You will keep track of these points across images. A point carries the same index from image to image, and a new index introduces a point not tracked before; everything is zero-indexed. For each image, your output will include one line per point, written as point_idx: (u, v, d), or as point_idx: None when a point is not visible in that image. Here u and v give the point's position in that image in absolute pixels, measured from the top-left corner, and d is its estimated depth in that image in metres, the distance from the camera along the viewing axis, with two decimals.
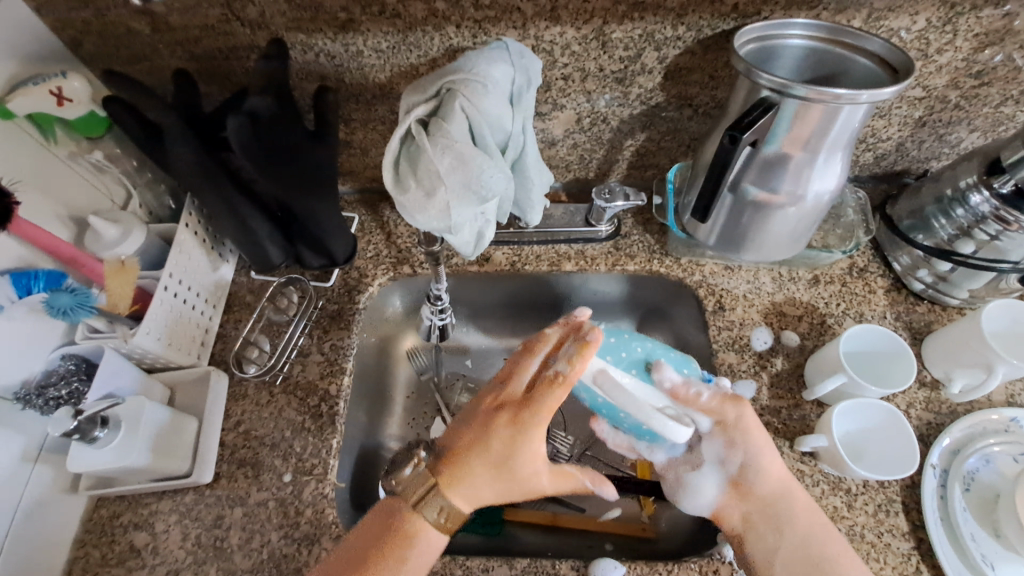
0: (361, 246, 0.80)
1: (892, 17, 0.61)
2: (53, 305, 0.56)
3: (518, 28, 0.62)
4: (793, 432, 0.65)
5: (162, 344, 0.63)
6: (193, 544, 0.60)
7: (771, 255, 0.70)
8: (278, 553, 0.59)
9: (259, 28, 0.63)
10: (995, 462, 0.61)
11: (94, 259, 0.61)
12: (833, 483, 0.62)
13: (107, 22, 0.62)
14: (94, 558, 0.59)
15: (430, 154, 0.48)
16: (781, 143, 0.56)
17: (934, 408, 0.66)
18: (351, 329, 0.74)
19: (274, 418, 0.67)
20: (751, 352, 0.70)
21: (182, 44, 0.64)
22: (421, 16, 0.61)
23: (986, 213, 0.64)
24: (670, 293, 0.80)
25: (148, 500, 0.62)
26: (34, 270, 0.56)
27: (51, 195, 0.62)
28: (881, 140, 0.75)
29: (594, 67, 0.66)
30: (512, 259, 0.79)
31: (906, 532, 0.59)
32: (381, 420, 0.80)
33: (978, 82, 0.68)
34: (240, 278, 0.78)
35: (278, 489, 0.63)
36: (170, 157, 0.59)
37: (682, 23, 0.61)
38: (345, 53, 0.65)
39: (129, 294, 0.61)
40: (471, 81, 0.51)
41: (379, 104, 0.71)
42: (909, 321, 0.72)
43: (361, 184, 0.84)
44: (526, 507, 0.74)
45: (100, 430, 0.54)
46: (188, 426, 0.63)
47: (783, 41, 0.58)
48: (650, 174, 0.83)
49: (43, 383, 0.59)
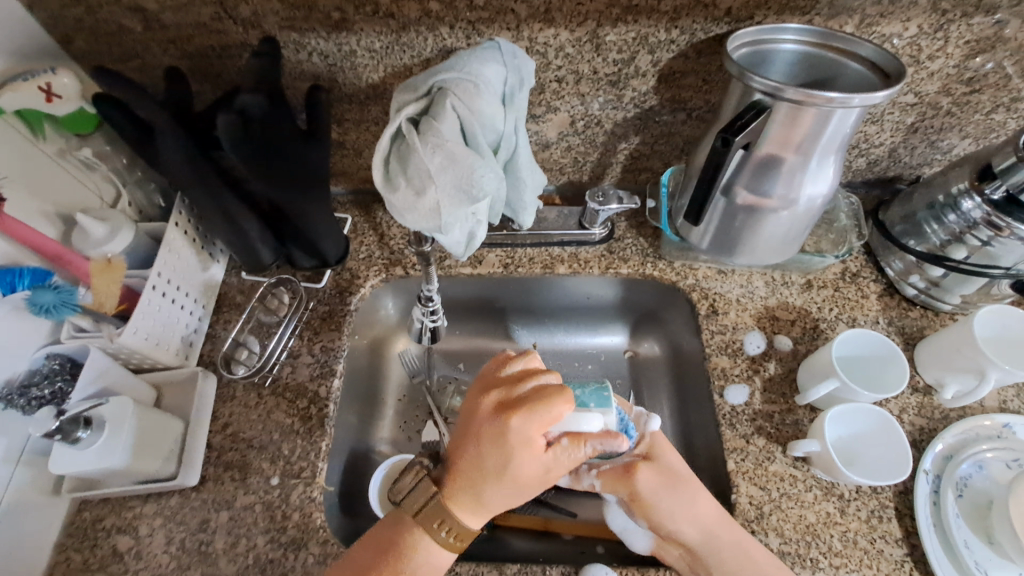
0: (354, 247, 0.80)
1: (884, 23, 0.61)
2: (35, 303, 0.55)
3: (512, 30, 0.62)
4: (786, 438, 0.64)
5: (150, 344, 0.63)
6: (178, 549, 0.59)
7: (763, 259, 0.70)
8: (264, 557, 0.58)
9: (251, 27, 0.62)
10: (988, 468, 0.61)
11: (81, 257, 0.60)
12: (826, 489, 0.61)
13: (98, 20, 0.62)
14: (76, 562, 0.58)
15: (421, 153, 0.48)
16: (773, 147, 0.56)
17: (927, 413, 0.66)
18: (342, 331, 0.74)
19: (263, 420, 0.66)
20: (744, 356, 0.70)
21: (174, 42, 0.64)
22: (415, 16, 0.61)
23: (978, 218, 0.64)
24: (664, 296, 0.80)
25: (133, 503, 0.61)
26: (19, 268, 0.55)
27: (37, 191, 0.61)
28: (874, 146, 0.76)
29: (588, 70, 0.66)
30: (505, 261, 0.78)
31: (900, 539, 0.59)
32: (372, 423, 0.79)
33: (969, 89, 0.68)
34: (230, 278, 0.77)
35: (266, 493, 0.62)
36: (160, 153, 0.58)
37: (675, 26, 0.61)
38: (338, 53, 0.65)
39: (115, 294, 0.59)
40: (463, 81, 0.51)
41: (372, 104, 0.71)
42: (901, 327, 0.72)
43: (354, 184, 0.84)
44: (518, 510, 0.73)
45: (83, 431, 0.53)
46: (174, 428, 0.62)
47: (775, 45, 0.58)
48: (644, 177, 0.82)
49: (26, 383, 0.58)
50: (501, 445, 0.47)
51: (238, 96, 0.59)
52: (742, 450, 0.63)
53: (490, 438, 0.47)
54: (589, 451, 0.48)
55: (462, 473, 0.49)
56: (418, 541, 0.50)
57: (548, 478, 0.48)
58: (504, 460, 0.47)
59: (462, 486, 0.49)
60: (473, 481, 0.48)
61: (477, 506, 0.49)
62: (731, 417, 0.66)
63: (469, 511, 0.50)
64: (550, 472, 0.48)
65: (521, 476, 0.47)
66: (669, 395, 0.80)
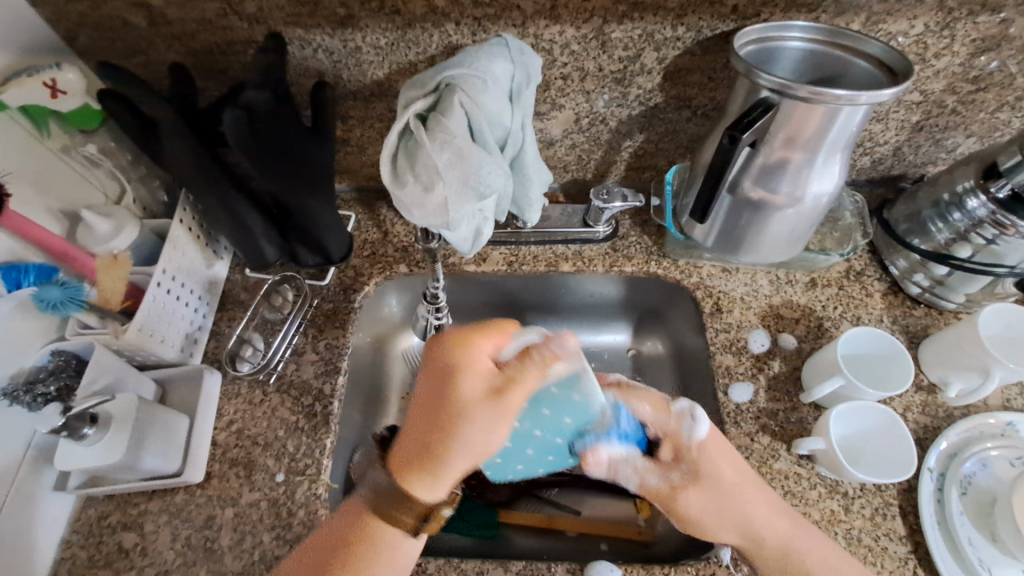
0: (358, 244, 0.80)
1: (890, 21, 0.61)
2: (41, 299, 0.55)
3: (518, 26, 0.62)
4: (790, 436, 0.64)
5: (154, 341, 0.63)
6: (184, 545, 0.59)
7: (768, 257, 0.70)
8: (269, 554, 0.58)
9: (256, 23, 0.62)
10: (992, 466, 0.61)
11: (85, 253, 0.59)
12: (830, 487, 0.61)
13: (103, 15, 0.61)
14: (82, 559, 0.58)
15: (429, 150, 0.48)
16: (780, 145, 0.56)
17: (931, 411, 0.66)
18: (346, 328, 0.73)
19: (267, 417, 0.66)
20: (749, 354, 0.70)
21: (179, 38, 0.64)
22: (421, 12, 0.61)
23: (983, 217, 0.64)
24: (668, 294, 0.80)
25: (138, 500, 0.61)
26: (24, 264, 0.56)
27: (42, 187, 0.60)
28: (879, 144, 0.76)
29: (594, 67, 0.66)
30: (509, 258, 0.78)
31: (904, 536, 0.59)
32: (376, 421, 0.79)
33: (975, 87, 0.68)
34: (235, 276, 0.77)
35: (271, 489, 0.62)
36: (166, 150, 0.58)
37: (681, 23, 0.61)
38: (343, 49, 0.64)
39: (120, 289, 0.59)
40: (470, 77, 0.51)
41: (377, 101, 0.71)
42: (906, 325, 0.72)
43: (358, 182, 0.84)
44: (521, 508, 0.73)
45: (89, 428, 0.53)
46: (179, 425, 0.61)
47: (782, 43, 0.58)
48: (648, 175, 0.82)
49: (32, 380, 0.58)
50: (444, 374, 0.46)
51: (242, 93, 0.59)
52: (747, 448, 0.63)
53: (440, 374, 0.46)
54: (539, 362, 0.45)
55: (414, 426, 0.47)
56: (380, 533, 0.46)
57: (493, 417, 0.44)
58: (447, 386, 0.45)
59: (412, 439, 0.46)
60: (420, 429, 0.46)
61: (425, 464, 0.45)
62: (736, 415, 0.66)
63: (417, 471, 0.45)
64: (486, 400, 0.44)
65: (457, 406, 0.44)
66: (672, 393, 0.80)
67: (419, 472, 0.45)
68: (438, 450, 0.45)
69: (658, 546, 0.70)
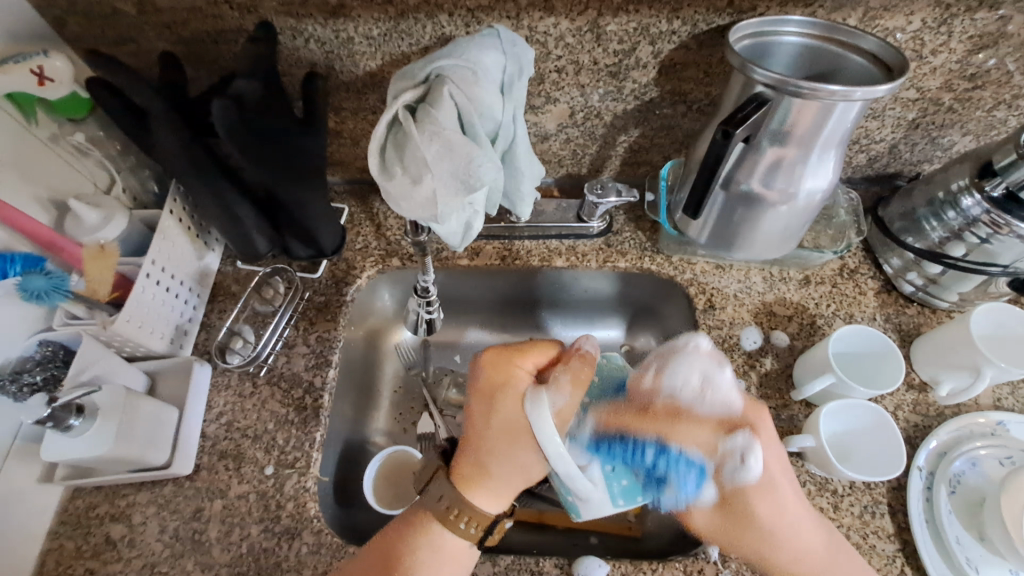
0: (350, 237, 0.79)
1: (887, 17, 0.61)
2: (26, 289, 0.54)
3: (512, 18, 0.61)
4: (780, 433, 0.64)
5: (143, 333, 0.62)
6: (172, 537, 0.59)
7: (762, 253, 0.70)
8: (257, 546, 0.58)
9: (247, 12, 0.61)
10: (981, 465, 0.61)
11: (72, 242, 0.59)
12: (820, 484, 0.61)
13: (90, 2, 0.61)
14: (69, 550, 0.58)
15: (418, 141, 0.47)
16: (774, 140, 0.55)
17: (922, 410, 0.66)
18: (338, 322, 0.73)
19: (257, 410, 0.66)
20: (741, 351, 0.70)
21: (168, 27, 0.63)
22: (413, 3, 0.60)
23: (978, 216, 0.63)
24: (661, 290, 0.79)
25: (126, 491, 0.61)
26: (10, 253, 0.54)
27: (30, 175, 0.60)
28: (875, 142, 0.75)
29: (588, 60, 0.66)
30: (502, 253, 0.78)
31: (892, 534, 0.59)
32: (368, 415, 0.79)
33: (971, 85, 0.68)
34: (225, 267, 0.76)
35: (260, 482, 0.62)
36: (154, 140, 0.57)
37: (677, 16, 0.61)
38: (335, 39, 0.64)
39: (108, 281, 0.59)
40: (461, 68, 0.50)
41: (370, 93, 0.70)
42: (898, 324, 0.72)
43: (351, 174, 0.83)
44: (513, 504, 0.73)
45: (75, 418, 0.53)
46: (167, 417, 0.61)
47: (777, 37, 0.58)
48: (643, 170, 0.82)
49: (17, 369, 0.57)
50: (489, 398, 0.52)
51: (233, 82, 0.58)
52: None
53: (489, 391, 0.52)
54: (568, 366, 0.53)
55: (473, 443, 0.52)
56: (434, 533, 0.51)
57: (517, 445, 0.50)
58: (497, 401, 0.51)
59: (468, 454, 0.53)
60: (469, 436, 0.53)
61: (479, 481, 0.52)
62: None
63: (470, 484, 0.52)
64: (502, 407, 0.51)
65: (488, 420, 0.51)
66: None
67: (469, 489, 0.52)
68: (481, 461, 0.52)
69: (647, 542, 0.70)
